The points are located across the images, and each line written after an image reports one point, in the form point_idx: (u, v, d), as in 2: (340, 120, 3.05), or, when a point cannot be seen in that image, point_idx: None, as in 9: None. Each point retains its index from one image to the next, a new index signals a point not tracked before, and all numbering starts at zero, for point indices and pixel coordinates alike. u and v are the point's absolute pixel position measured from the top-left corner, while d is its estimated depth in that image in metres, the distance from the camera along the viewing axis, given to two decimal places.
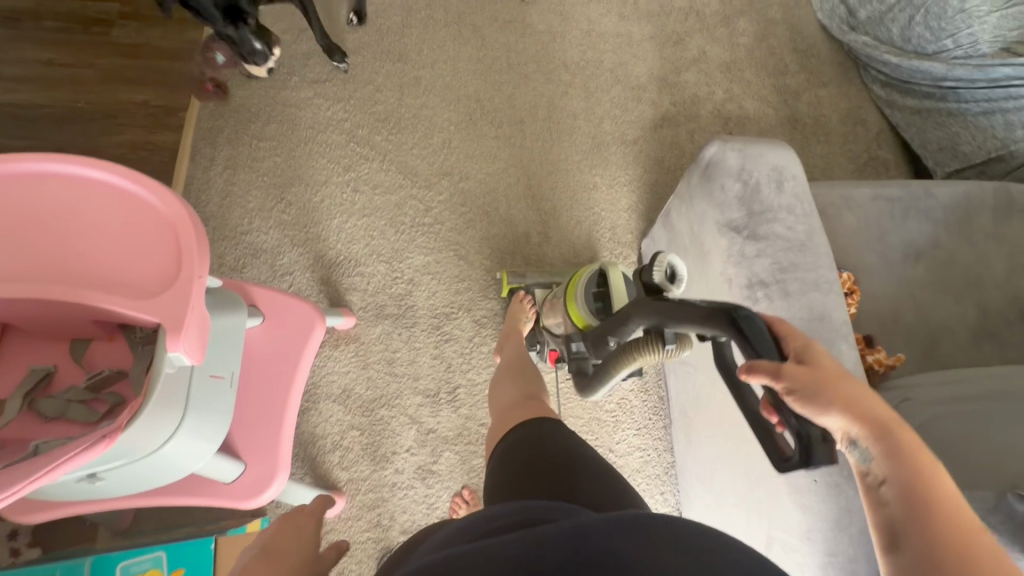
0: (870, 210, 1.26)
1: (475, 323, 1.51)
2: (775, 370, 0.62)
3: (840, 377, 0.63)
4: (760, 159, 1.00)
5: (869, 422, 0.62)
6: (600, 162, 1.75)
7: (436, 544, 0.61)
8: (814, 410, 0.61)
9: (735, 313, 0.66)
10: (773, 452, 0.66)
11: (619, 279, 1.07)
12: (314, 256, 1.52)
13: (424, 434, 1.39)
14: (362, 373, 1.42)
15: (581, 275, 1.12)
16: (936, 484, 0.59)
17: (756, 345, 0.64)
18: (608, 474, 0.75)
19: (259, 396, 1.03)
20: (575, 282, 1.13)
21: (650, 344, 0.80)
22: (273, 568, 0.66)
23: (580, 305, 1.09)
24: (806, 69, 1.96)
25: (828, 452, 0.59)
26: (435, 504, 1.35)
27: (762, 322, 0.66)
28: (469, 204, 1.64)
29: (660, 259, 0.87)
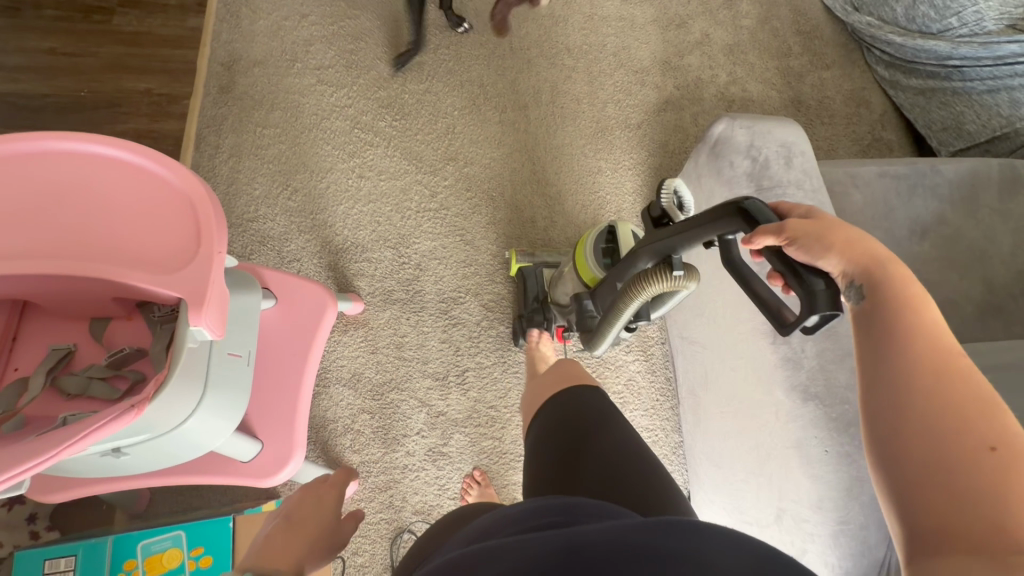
0: (876, 186, 1.27)
1: (483, 307, 1.52)
2: (777, 227, 0.64)
3: (840, 224, 0.63)
4: (768, 136, 1.01)
5: (865, 261, 0.61)
6: (604, 147, 1.75)
7: (472, 530, 0.62)
8: (814, 254, 0.62)
9: (743, 203, 0.69)
10: (775, 318, 0.64)
11: (627, 234, 1.10)
12: (321, 242, 1.53)
13: (434, 417, 1.41)
14: (371, 357, 1.43)
15: (589, 235, 1.11)
16: (919, 318, 0.57)
17: (759, 219, 0.67)
18: (627, 446, 0.77)
19: (273, 374, 1.04)
20: (583, 242, 1.12)
21: (658, 272, 0.81)
22: (297, 529, 0.86)
23: (590, 265, 1.09)
24: (809, 51, 1.96)
25: (830, 298, 0.59)
26: (446, 486, 1.37)
27: (765, 206, 0.70)
28: (474, 189, 1.64)
29: (666, 186, 0.88)
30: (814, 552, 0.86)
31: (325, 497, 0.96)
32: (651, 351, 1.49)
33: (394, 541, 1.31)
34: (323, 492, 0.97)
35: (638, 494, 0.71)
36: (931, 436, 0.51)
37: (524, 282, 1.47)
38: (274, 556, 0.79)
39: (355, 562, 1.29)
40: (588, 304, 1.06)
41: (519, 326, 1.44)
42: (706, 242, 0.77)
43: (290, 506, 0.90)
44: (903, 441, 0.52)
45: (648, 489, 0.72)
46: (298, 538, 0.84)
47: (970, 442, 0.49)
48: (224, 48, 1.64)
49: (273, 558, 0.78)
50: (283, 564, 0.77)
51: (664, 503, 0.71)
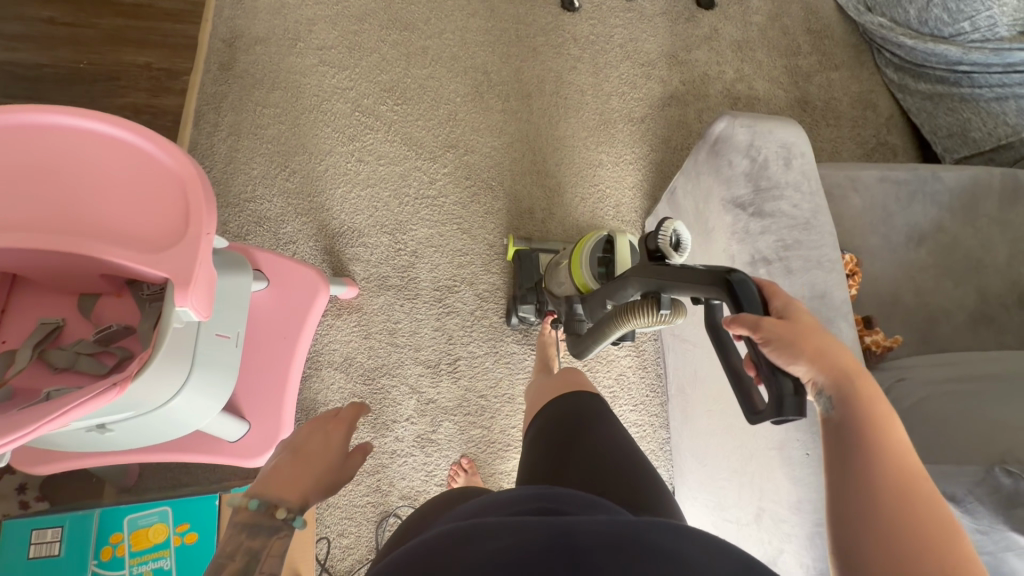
0: (876, 191, 1.26)
1: (477, 296, 1.52)
2: (754, 322, 0.63)
3: (812, 328, 0.64)
4: (769, 136, 1.00)
5: (835, 371, 0.63)
6: (606, 139, 1.75)
7: (473, 506, 0.62)
8: (787, 359, 0.62)
9: (730, 276, 0.67)
10: (745, 403, 0.64)
11: (624, 252, 1.06)
12: (317, 226, 1.52)
13: (424, 404, 1.41)
14: (364, 342, 1.43)
15: (587, 244, 1.11)
16: (887, 432, 0.59)
17: (744, 304, 0.65)
18: (623, 448, 0.78)
19: (259, 359, 1.01)
20: (581, 247, 1.12)
21: (645, 307, 0.78)
22: (307, 459, 0.86)
23: (584, 273, 1.09)
24: (818, 51, 1.94)
25: (797, 405, 0.59)
26: (433, 472, 1.37)
27: (754, 287, 0.68)
28: (474, 178, 1.64)
29: (666, 225, 0.83)
30: (791, 551, 0.87)
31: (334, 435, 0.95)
32: (643, 346, 1.49)
33: (379, 524, 1.30)
34: (330, 426, 0.97)
35: (625, 484, 0.72)
36: (897, 558, 0.53)
37: (522, 265, 1.46)
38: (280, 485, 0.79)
39: (339, 544, 1.28)
40: (577, 308, 1.08)
41: (513, 305, 1.45)
42: (693, 296, 0.74)
43: (298, 438, 0.90)
44: (870, 557, 0.54)
45: (635, 484, 0.72)
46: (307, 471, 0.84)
47: (930, 568, 0.52)
48: (226, 24, 1.63)
49: (282, 487, 0.78)
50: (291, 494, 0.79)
51: (652, 501, 0.71)
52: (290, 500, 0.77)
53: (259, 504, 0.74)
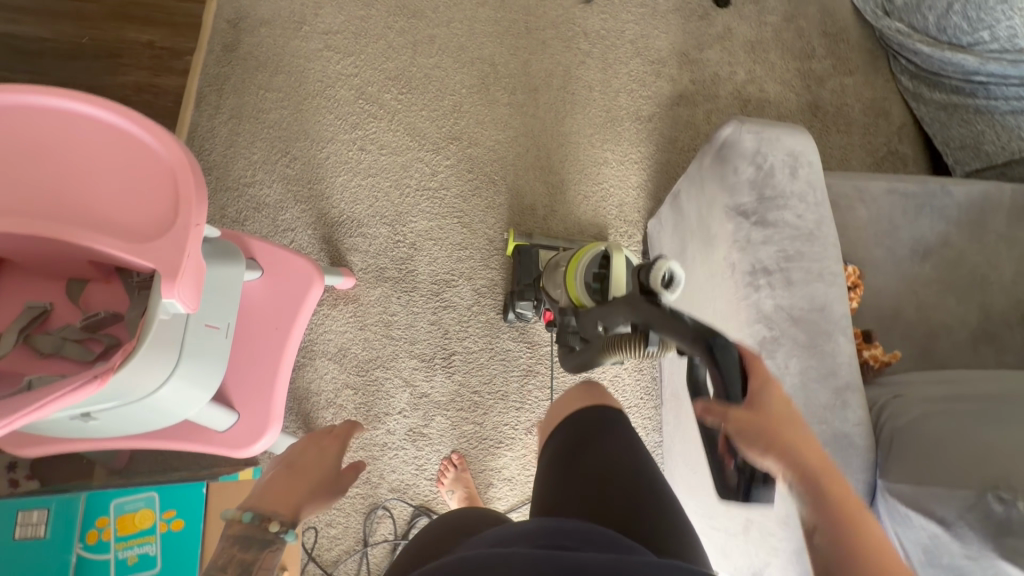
0: (883, 203, 1.24)
1: (475, 291, 1.51)
2: (725, 412, 0.65)
3: (780, 421, 0.67)
4: (776, 144, 0.99)
5: (801, 468, 0.65)
6: (612, 137, 1.72)
7: (484, 538, 0.62)
8: (758, 453, 0.65)
9: (713, 342, 0.65)
10: (719, 479, 0.69)
11: (619, 272, 1.00)
12: (316, 214, 1.51)
13: (417, 398, 1.40)
14: (360, 333, 1.42)
15: (585, 256, 1.07)
16: (861, 529, 0.62)
17: (726, 377, 0.65)
18: (626, 476, 0.76)
19: (250, 349, 0.99)
20: (578, 258, 1.10)
21: (632, 344, 0.74)
22: (300, 477, 0.88)
23: (577, 284, 1.06)
24: (831, 56, 1.92)
25: (768, 490, 0.64)
26: (424, 466, 1.36)
27: (737, 352, 0.67)
28: (476, 172, 1.62)
29: (659, 264, 0.77)
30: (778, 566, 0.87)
31: (329, 448, 0.96)
32: None
33: (367, 516, 1.30)
34: (326, 441, 0.97)
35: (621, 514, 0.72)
36: None
37: (521, 260, 1.45)
38: (273, 501, 0.82)
39: (327, 534, 1.28)
40: (569, 317, 1.07)
41: (510, 301, 1.44)
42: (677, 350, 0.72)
43: (293, 452, 0.92)
44: None
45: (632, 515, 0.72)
46: (301, 485, 0.87)
47: None
48: (232, 5, 1.62)
49: (278, 498, 0.82)
50: (283, 507, 0.81)
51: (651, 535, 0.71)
52: (281, 513, 0.80)
53: (251, 517, 0.77)
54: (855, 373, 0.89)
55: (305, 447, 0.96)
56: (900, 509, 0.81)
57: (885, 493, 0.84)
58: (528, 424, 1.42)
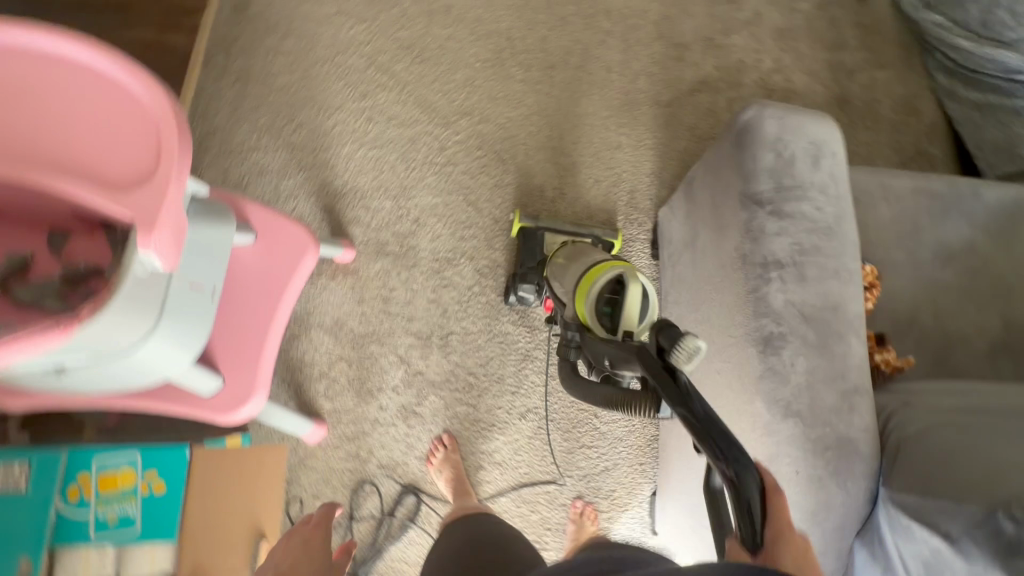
0: (907, 202, 1.18)
1: (476, 271, 1.47)
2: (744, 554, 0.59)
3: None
4: (799, 131, 0.94)
5: None
6: (628, 121, 1.67)
7: None
8: None
9: (729, 460, 0.59)
10: None
11: (633, 306, 0.93)
12: (320, 183, 1.47)
13: (411, 375, 1.37)
14: (357, 307, 1.40)
15: (600, 276, 0.99)
16: None
17: (744, 505, 0.59)
18: None
19: (238, 317, 0.96)
20: (594, 275, 1.01)
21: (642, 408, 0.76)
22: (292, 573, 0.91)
23: (586, 304, 0.98)
24: (863, 49, 1.84)
25: None
26: (414, 445, 1.34)
27: (757, 475, 0.59)
28: (485, 149, 1.57)
29: (685, 342, 0.71)
30: None
31: (315, 539, 0.99)
32: None
33: (354, 491, 1.29)
34: (309, 534, 1.00)
35: None
36: None
37: (525, 242, 1.42)
38: None
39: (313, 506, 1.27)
40: (574, 333, 0.99)
41: (512, 283, 1.40)
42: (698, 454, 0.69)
43: (279, 554, 0.95)
44: None
45: None
46: None
47: None
48: None
49: None
50: None
51: None
52: None
53: None
54: (865, 376, 0.84)
55: (287, 546, 0.97)
56: (901, 519, 0.76)
57: (887, 502, 0.80)
58: (522, 409, 1.39)
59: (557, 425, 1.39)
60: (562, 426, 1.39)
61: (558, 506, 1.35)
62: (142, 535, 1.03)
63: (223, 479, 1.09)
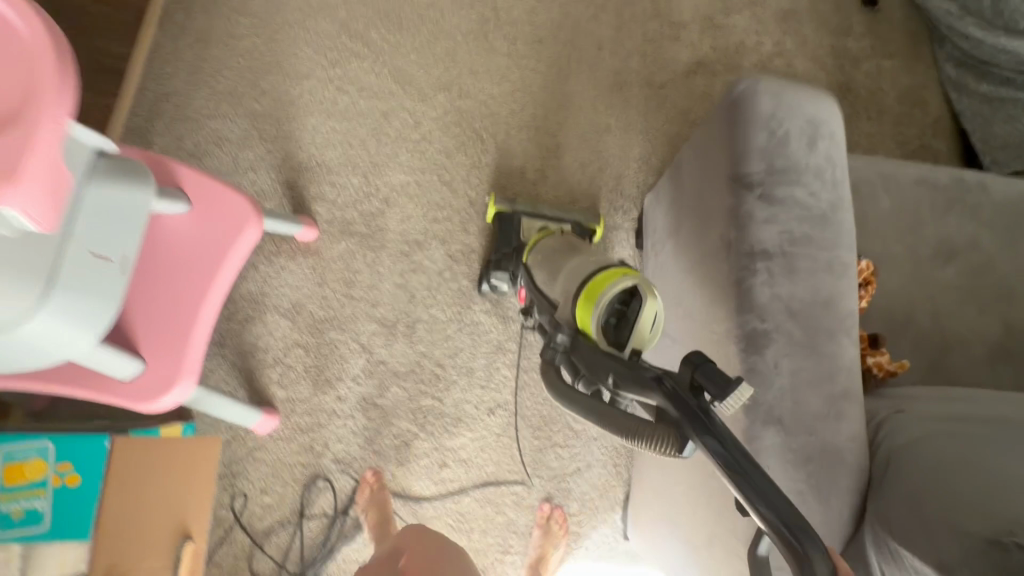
0: (909, 194, 1.09)
1: (448, 256, 1.37)
2: None
3: None
4: (796, 108, 0.84)
5: None
6: (618, 102, 1.57)
7: None
8: None
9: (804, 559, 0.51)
10: None
11: (647, 325, 0.77)
12: (282, 155, 1.37)
13: (373, 365, 1.28)
14: (317, 290, 1.30)
15: (614, 285, 0.79)
16: None
17: None
18: None
19: (165, 289, 0.85)
20: (603, 282, 0.80)
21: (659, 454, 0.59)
22: None
23: (593, 318, 0.78)
24: (869, 35, 1.74)
25: None
26: (373, 439, 1.25)
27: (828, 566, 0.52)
28: (464, 126, 1.47)
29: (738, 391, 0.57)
30: None
31: None
32: None
33: (306, 486, 1.20)
34: None
35: None
36: None
37: (500, 227, 1.32)
38: None
39: (260, 502, 1.18)
40: (562, 335, 0.81)
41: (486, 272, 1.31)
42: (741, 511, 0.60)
43: None
44: None
45: None
46: None
47: None
48: None
49: None
50: None
51: None
52: None
53: None
54: (856, 380, 0.76)
55: None
56: (890, 544, 0.68)
57: (876, 524, 0.72)
58: (491, 404, 1.30)
59: (527, 422, 1.30)
60: (533, 423, 1.30)
61: (525, 509, 1.27)
62: (51, 532, 0.95)
63: (157, 467, 0.99)
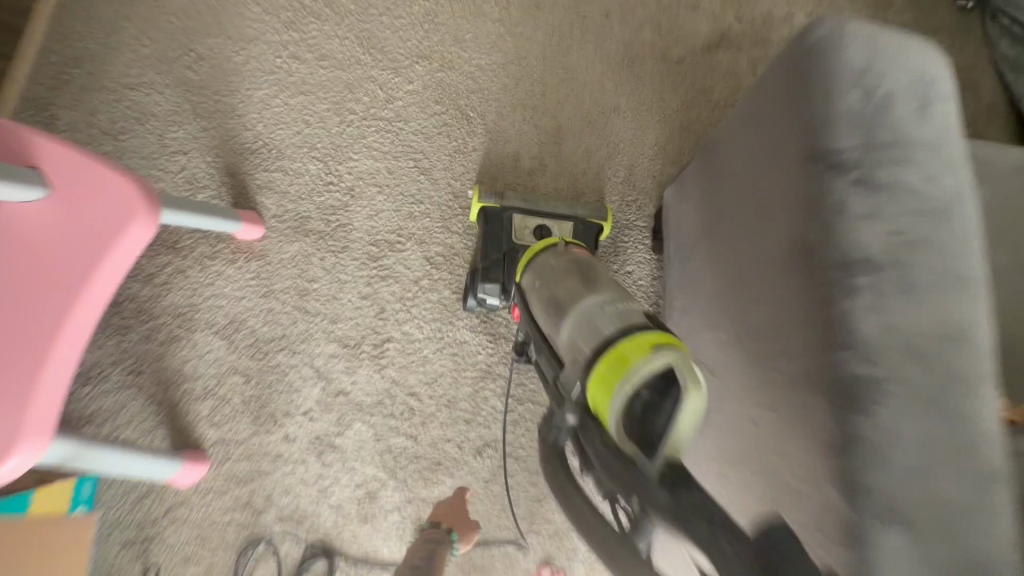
0: (1006, 186, 0.86)
1: (426, 260, 1.12)
2: None
3: None
4: (898, 61, 0.61)
5: None
6: (629, 79, 1.33)
7: None
8: None
9: None
10: None
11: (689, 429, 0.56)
12: (222, 136, 1.12)
13: (330, 395, 1.03)
14: (262, 302, 1.05)
15: (645, 359, 0.59)
16: None
17: None
18: None
19: (15, 311, 0.67)
20: (633, 351, 0.61)
21: None
22: None
23: (613, 403, 0.59)
24: (914, 8, 1.51)
25: None
26: (329, 490, 1.00)
27: None
28: (446, 104, 1.22)
29: None
30: None
31: None
32: None
33: (242, 552, 0.95)
34: None
35: None
36: None
37: (487, 226, 1.07)
38: None
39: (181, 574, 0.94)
40: (569, 415, 0.65)
41: (471, 282, 1.06)
42: None
43: None
44: None
45: None
46: None
47: None
48: None
49: None
50: None
51: None
52: None
53: None
54: (1002, 450, 0.52)
55: None
56: None
57: None
58: (477, 443, 1.06)
59: (521, 466, 1.06)
60: (528, 467, 1.06)
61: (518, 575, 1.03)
62: None
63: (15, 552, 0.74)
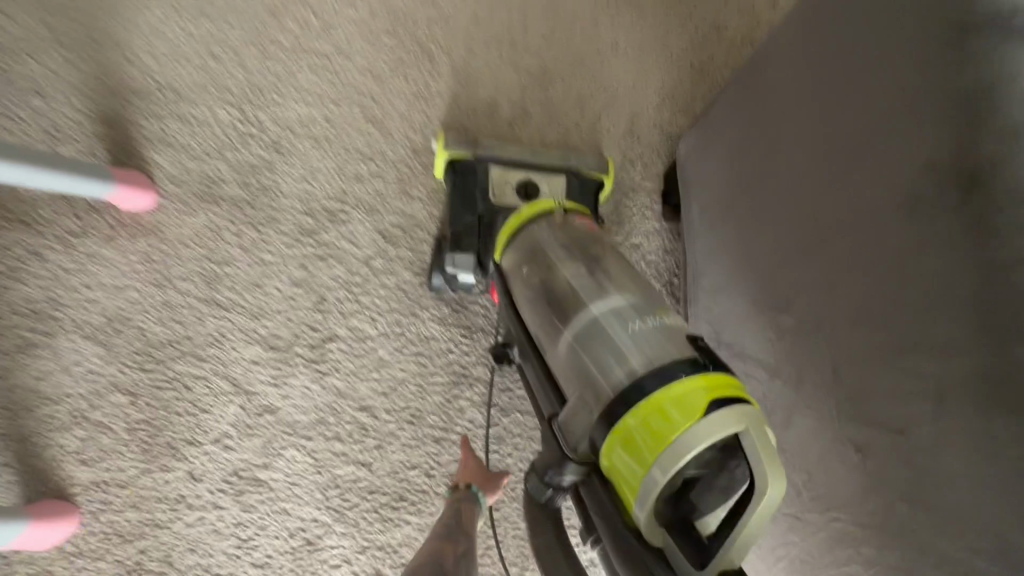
0: None
1: (378, 234, 0.87)
2: None
3: None
4: None
5: None
6: (628, 9, 1.08)
7: None
8: None
9: None
10: None
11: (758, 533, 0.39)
12: (96, 73, 0.83)
13: (252, 415, 0.78)
14: (155, 293, 0.78)
15: (704, 423, 0.41)
16: None
17: None
18: None
19: None
20: (683, 405, 0.43)
21: None
22: None
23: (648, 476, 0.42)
24: None
25: None
26: (252, 542, 0.74)
27: None
28: (401, 36, 0.96)
29: None
30: None
31: None
32: None
33: None
34: None
35: None
36: None
37: (457, 182, 0.82)
38: None
39: None
40: (569, 475, 0.50)
41: (437, 254, 0.81)
42: None
43: None
44: None
45: None
46: None
47: None
48: None
49: None
50: None
51: None
52: None
53: None
54: None
55: None
56: None
57: None
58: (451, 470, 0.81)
59: (507, 498, 0.82)
60: (517, 497, 0.82)
61: None
62: None
63: None
